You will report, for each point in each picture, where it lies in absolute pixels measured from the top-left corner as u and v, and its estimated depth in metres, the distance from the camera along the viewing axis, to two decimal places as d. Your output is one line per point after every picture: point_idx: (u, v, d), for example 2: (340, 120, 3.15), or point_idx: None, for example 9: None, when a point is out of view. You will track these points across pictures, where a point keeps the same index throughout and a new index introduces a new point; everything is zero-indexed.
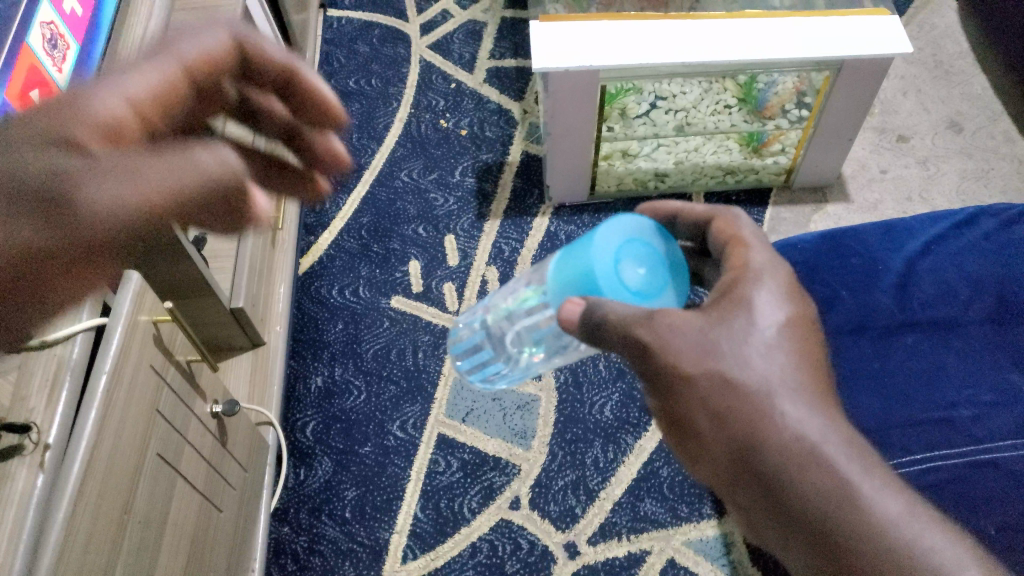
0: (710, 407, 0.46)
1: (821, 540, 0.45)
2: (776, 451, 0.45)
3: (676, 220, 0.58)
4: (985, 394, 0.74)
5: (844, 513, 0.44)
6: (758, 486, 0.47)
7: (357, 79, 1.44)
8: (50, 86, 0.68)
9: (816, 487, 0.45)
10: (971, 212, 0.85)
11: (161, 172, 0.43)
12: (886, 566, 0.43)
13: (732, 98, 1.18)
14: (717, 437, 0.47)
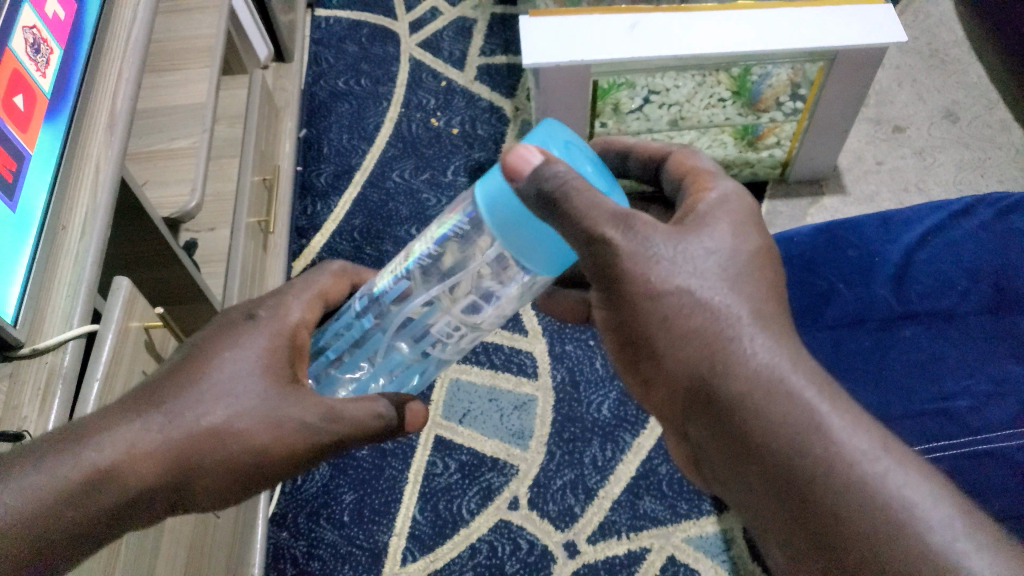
0: (668, 325, 0.45)
1: (778, 468, 0.41)
2: (739, 373, 0.43)
3: (629, 157, 0.57)
4: (983, 384, 0.73)
5: (809, 440, 0.41)
6: (717, 416, 0.44)
7: (346, 80, 1.43)
8: (36, 96, 0.66)
9: (780, 411, 0.42)
10: (968, 202, 0.84)
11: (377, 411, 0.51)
12: (853, 501, 0.39)
13: (726, 91, 1.15)
14: (678, 362, 0.45)
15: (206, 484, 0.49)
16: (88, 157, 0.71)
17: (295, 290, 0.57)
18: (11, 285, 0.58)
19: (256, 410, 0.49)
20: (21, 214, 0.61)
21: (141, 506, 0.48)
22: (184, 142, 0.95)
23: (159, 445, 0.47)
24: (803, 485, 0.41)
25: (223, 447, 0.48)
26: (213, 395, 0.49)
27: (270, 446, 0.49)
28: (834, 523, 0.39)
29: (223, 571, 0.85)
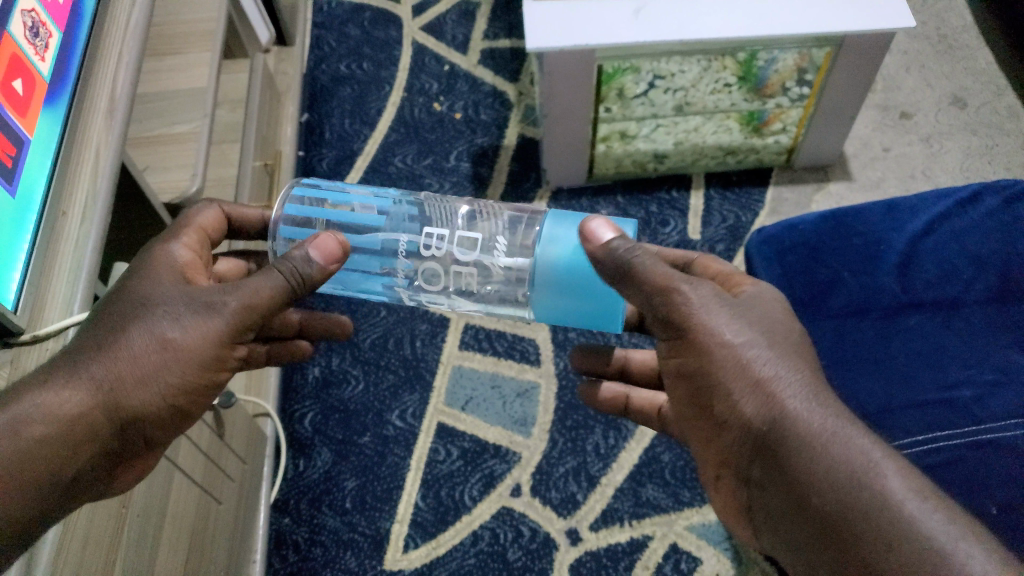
0: (744, 374, 0.50)
1: (836, 514, 0.43)
2: (806, 422, 0.47)
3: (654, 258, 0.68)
4: (986, 373, 0.72)
5: (858, 487, 0.44)
6: (776, 464, 0.47)
7: (348, 64, 1.42)
8: (35, 80, 0.66)
9: (842, 460, 0.45)
10: (974, 189, 0.83)
11: (266, 281, 0.55)
12: (898, 546, 0.41)
13: (732, 77, 1.13)
14: (750, 411, 0.49)
15: (138, 402, 0.52)
16: (88, 141, 0.70)
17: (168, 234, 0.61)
18: (12, 271, 0.58)
19: (160, 319, 0.53)
20: (20, 200, 0.61)
21: (80, 446, 0.50)
22: (185, 126, 0.94)
23: (71, 378, 0.50)
24: (859, 524, 0.43)
25: (148, 359, 0.52)
26: (113, 326, 0.53)
27: (183, 342, 0.53)
28: (890, 564, 0.41)
29: (224, 559, 0.85)
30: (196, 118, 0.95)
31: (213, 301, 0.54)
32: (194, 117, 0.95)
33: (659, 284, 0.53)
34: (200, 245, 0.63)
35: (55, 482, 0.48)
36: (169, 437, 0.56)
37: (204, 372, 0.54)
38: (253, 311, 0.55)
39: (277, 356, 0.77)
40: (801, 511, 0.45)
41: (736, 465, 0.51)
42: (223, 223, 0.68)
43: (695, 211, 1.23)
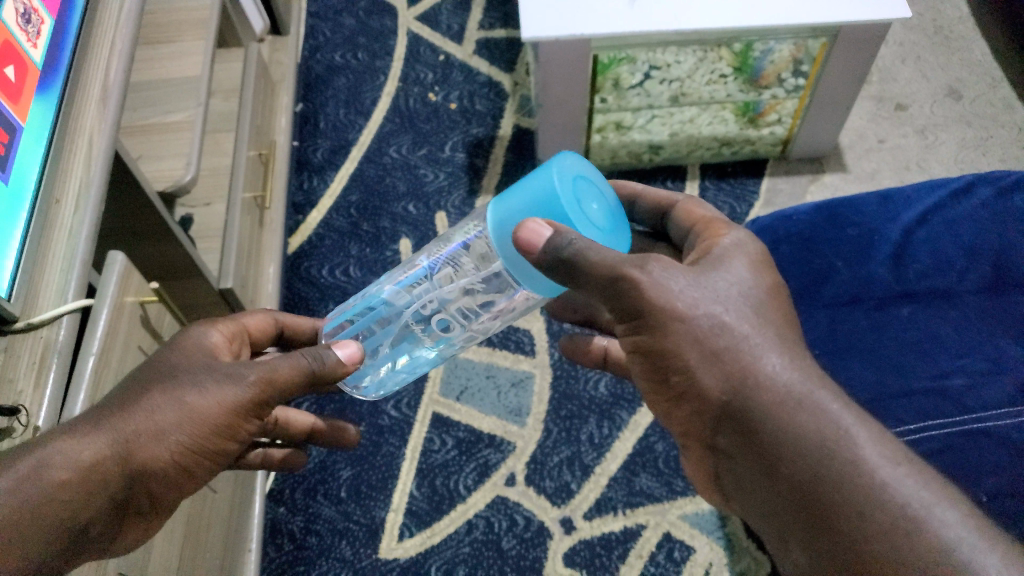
0: (704, 346, 0.48)
1: (809, 486, 0.44)
2: (772, 388, 0.47)
3: (637, 201, 0.65)
4: (978, 362, 0.73)
5: (828, 456, 0.44)
6: (745, 433, 0.48)
7: (343, 53, 1.41)
8: (27, 68, 0.65)
9: (810, 429, 0.46)
10: (967, 181, 0.84)
11: (287, 359, 0.54)
12: (873, 514, 0.42)
13: (727, 68, 1.13)
14: (713, 380, 0.48)
15: (151, 460, 0.51)
16: (82, 129, 0.70)
17: (210, 321, 0.61)
18: (6, 259, 0.58)
19: (184, 385, 0.52)
20: (13, 187, 0.60)
21: (90, 498, 0.49)
22: (179, 115, 0.94)
23: (94, 429, 0.50)
24: (831, 491, 0.44)
25: (165, 423, 0.51)
26: (138, 389, 0.52)
27: (202, 407, 0.52)
28: (864, 530, 0.42)
29: (219, 549, 0.85)
30: (190, 107, 0.94)
31: (235, 372, 0.54)
32: (187, 107, 0.95)
33: (603, 275, 0.48)
34: (235, 334, 0.63)
35: (61, 532, 0.48)
36: (174, 500, 0.55)
37: (217, 439, 0.53)
38: (270, 386, 0.54)
39: (271, 460, 0.78)
40: (774, 479, 0.46)
41: (702, 435, 0.51)
42: (270, 327, 0.69)
43: None
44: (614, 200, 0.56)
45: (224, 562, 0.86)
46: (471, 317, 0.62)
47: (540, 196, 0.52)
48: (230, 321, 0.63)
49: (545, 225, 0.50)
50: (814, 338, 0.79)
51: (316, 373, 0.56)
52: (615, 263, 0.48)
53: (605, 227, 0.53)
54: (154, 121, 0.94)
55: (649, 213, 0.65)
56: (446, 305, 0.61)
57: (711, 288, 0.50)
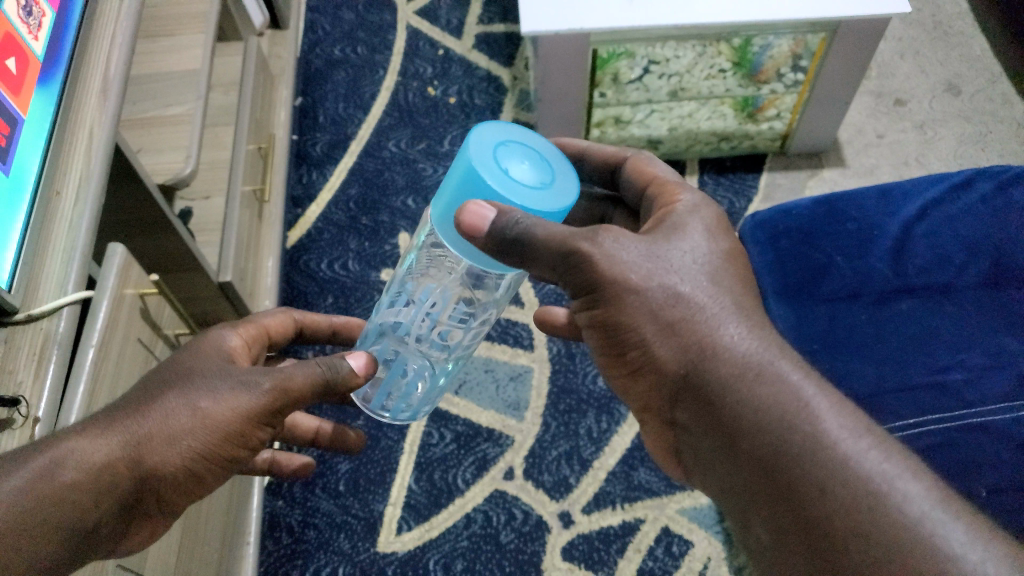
0: (659, 317, 0.49)
1: (772, 459, 0.44)
2: (731, 362, 0.47)
3: (584, 158, 0.64)
4: (977, 357, 0.74)
5: (788, 424, 0.45)
6: (703, 404, 0.48)
7: (342, 48, 1.41)
8: (29, 59, 0.65)
9: (768, 400, 0.46)
10: (967, 176, 0.85)
11: (303, 368, 0.54)
12: (837, 483, 0.42)
13: (727, 62, 1.14)
14: (669, 352, 0.49)
15: (162, 464, 0.50)
16: (82, 121, 0.70)
17: (225, 325, 0.62)
18: (6, 251, 0.58)
19: (199, 391, 0.52)
20: (14, 179, 0.61)
21: (100, 500, 0.48)
22: (178, 108, 0.94)
23: (107, 430, 0.49)
24: (793, 467, 0.44)
25: (180, 429, 0.50)
26: (154, 392, 0.52)
27: (215, 413, 0.51)
28: (825, 503, 0.42)
29: (218, 542, 0.85)
30: (189, 101, 0.94)
31: (250, 379, 0.53)
32: (186, 100, 0.95)
33: (555, 251, 0.48)
34: (255, 338, 0.64)
35: (71, 534, 0.47)
36: (183, 504, 0.55)
37: (229, 446, 0.53)
38: (284, 394, 0.53)
39: (280, 468, 0.78)
40: (733, 456, 0.46)
41: (662, 411, 0.52)
42: (290, 327, 0.71)
43: None
44: (552, 151, 0.50)
45: (223, 554, 0.86)
46: (470, 321, 0.62)
47: (462, 178, 0.47)
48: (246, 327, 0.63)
49: (484, 206, 0.46)
50: (784, 326, 0.79)
51: (329, 382, 0.56)
52: (563, 237, 0.48)
53: (547, 185, 0.49)
54: (152, 114, 0.94)
55: (597, 169, 0.63)
56: (439, 318, 0.61)
57: (678, 266, 0.50)
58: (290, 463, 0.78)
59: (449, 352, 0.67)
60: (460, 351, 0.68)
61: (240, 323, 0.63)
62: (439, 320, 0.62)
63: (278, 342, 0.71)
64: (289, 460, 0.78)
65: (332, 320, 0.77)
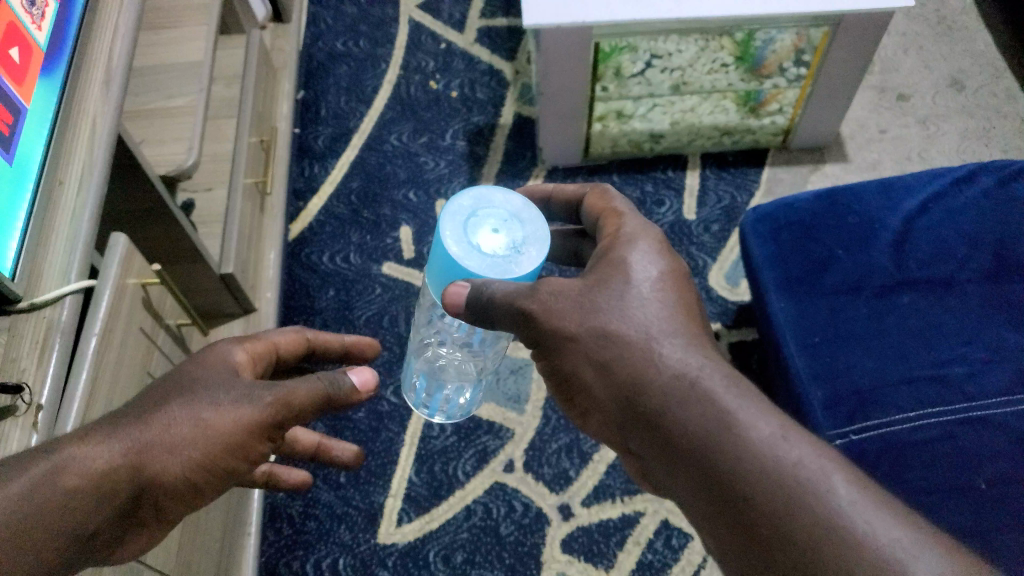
0: (594, 357, 0.49)
1: (719, 480, 0.43)
2: (658, 388, 0.46)
3: (551, 201, 0.63)
4: (978, 351, 0.74)
5: (719, 438, 0.44)
6: (648, 431, 0.47)
7: (344, 41, 1.41)
8: (32, 49, 0.65)
9: (695, 422, 0.45)
10: (970, 168, 0.85)
11: (305, 384, 0.56)
12: (778, 492, 0.41)
13: (729, 57, 1.13)
14: (609, 386, 0.49)
15: (162, 473, 0.50)
16: (85, 111, 0.70)
17: (235, 337, 0.62)
18: (10, 240, 0.58)
19: (201, 402, 0.52)
20: (18, 167, 0.61)
21: (98, 508, 0.48)
22: (181, 99, 0.94)
23: (109, 436, 0.49)
24: (723, 487, 0.43)
25: (182, 438, 0.50)
26: (159, 400, 0.52)
27: (218, 424, 0.52)
28: (750, 518, 0.42)
29: (218, 532, 0.85)
30: (192, 92, 0.95)
31: (251, 393, 0.54)
32: (189, 92, 0.95)
33: (511, 309, 0.49)
34: (260, 356, 0.63)
35: (69, 539, 0.47)
36: (180, 514, 0.54)
37: (229, 458, 0.52)
38: (284, 407, 0.55)
39: (276, 482, 0.81)
40: (675, 480, 0.46)
41: (618, 439, 0.51)
42: (301, 346, 0.69)
43: (691, 190, 1.22)
44: (524, 208, 0.53)
45: (223, 545, 0.86)
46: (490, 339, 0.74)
47: (442, 259, 0.52)
48: (260, 338, 0.63)
49: (460, 284, 0.51)
50: (782, 320, 0.82)
51: (330, 397, 0.58)
52: (513, 295, 0.49)
53: (519, 248, 0.52)
54: (154, 105, 0.94)
55: (565, 208, 0.62)
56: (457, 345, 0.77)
57: (613, 300, 0.49)
58: (291, 478, 0.82)
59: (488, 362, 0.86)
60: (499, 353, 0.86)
61: (253, 335, 0.63)
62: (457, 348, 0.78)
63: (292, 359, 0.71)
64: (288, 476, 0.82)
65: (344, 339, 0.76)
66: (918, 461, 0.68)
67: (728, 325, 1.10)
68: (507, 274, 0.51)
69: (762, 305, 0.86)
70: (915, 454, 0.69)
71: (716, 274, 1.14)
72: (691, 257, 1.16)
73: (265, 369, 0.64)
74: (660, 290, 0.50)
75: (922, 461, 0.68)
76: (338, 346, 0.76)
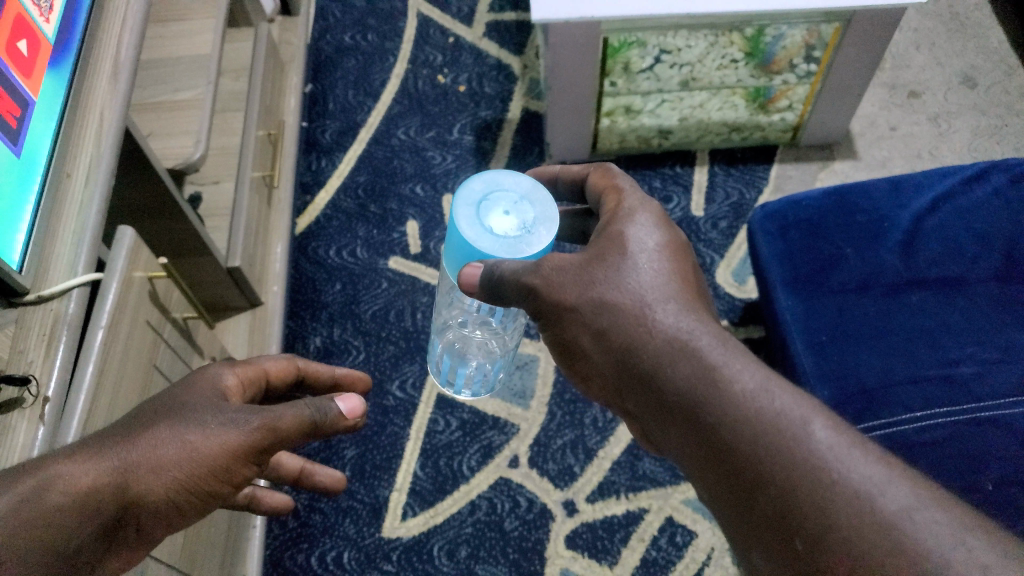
0: (590, 328, 0.49)
1: (710, 432, 0.43)
2: (650, 350, 0.47)
3: (558, 181, 0.62)
4: (988, 351, 0.73)
5: (708, 391, 0.44)
6: (642, 389, 0.47)
7: (353, 35, 1.41)
8: (40, 42, 0.65)
9: (684, 378, 0.45)
10: (981, 167, 0.85)
11: (292, 409, 0.56)
12: (762, 441, 0.41)
13: (739, 53, 1.12)
14: (605, 353, 0.49)
15: (146, 494, 0.49)
16: (93, 105, 0.70)
17: (226, 361, 0.62)
18: (17, 232, 0.59)
19: (189, 424, 0.52)
20: (26, 161, 0.61)
21: (82, 524, 0.47)
22: (189, 93, 0.94)
23: (95, 455, 0.48)
24: (712, 438, 0.43)
25: (169, 460, 0.50)
26: (147, 420, 0.52)
27: (204, 447, 0.51)
28: (734, 464, 0.42)
29: (223, 526, 0.85)
30: (199, 86, 0.95)
31: (239, 417, 0.53)
32: (197, 85, 0.95)
33: (517, 285, 0.49)
34: (251, 381, 0.63)
35: (53, 558, 0.46)
36: (161, 536, 0.54)
37: (214, 481, 0.52)
38: (272, 433, 0.54)
39: (259, 504, 0.80)
40: (670, 438, 0.46)
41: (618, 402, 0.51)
42: (291, 373, 0.70)
43: (699, 187, 1.22)
44: (535, 189, 0.53)
45: (228, 539, 0.86)
46: (510, 320, 0.76)
47: (458, 242, 0.53)
48: (253, 363, 0.64)
49: (474, 265, 0.51)
50: (790, 318, 0.82)
51: (316, 423, 0.58)
52: (519, 272, 0.49)
53: (530, 229, 0.52)
54: (162, 97, 0.94)
55: (573, 188, 0.61)
56: (477, 320, 0.78)
57: (610, 273, 0.49)
58: (274, 499, 0.81)
59: (511, 341, 0.87)
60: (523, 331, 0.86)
61: (247, 359, 0.64)
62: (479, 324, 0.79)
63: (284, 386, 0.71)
64: (271, 497, 0.81)
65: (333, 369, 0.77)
66: (925, 461, 0.68)
67: (734, 322, 1.09)
68: (520, 254, 0.51)
69: (771, 302, 0.86)
70: (921, 454, 0.68)
71: (724, 270, 1.14)
72: (698, 253, 1.15)
73: (256, 393, 0.65)
74: (658, 261, 0.50)
75: (929, 461, 0.68)
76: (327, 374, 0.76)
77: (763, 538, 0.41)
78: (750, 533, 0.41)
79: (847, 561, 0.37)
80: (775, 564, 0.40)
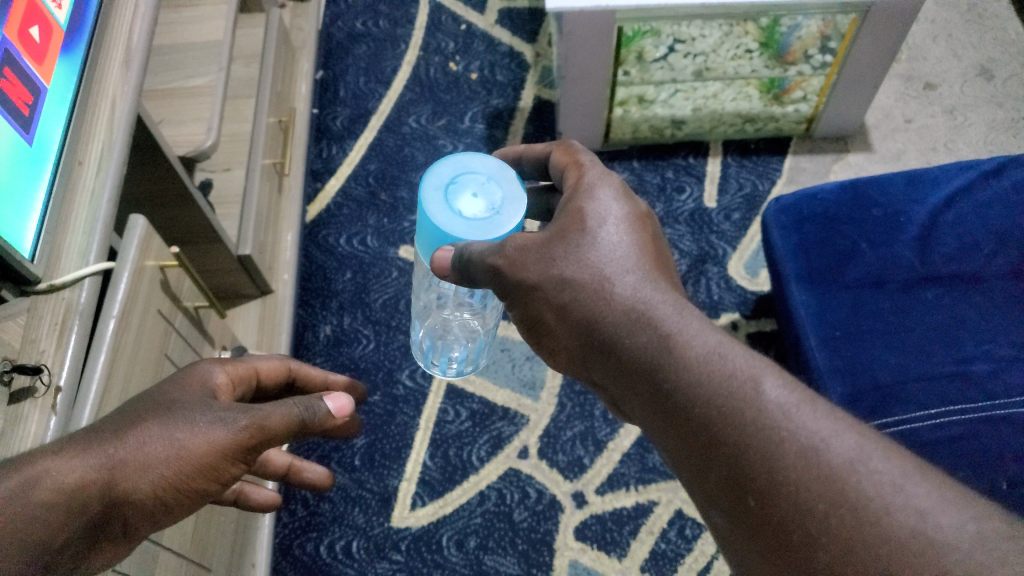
0: (553, 302, 0.48)
1: (670, 403, 0.42)
2: (610, 321, 0.46)
3: (523, 159, 0.61)
4: (1003, 348, 0.73)
5: (664, 359, 0.43)
6: (604, 360, 0.46)
7: (364, 21, 1.39)
8: (53, 27, 0.65)
9: (643, 348, 0.44)
10: (999, 162, 0.83)
11: (280, 409, 0.56)
12: (716, 400, 0.41)
13: (753, 43, 1.11)
14: (566, 328, 0.48)
15: (134, 491, 0.49)
16: (105, 91, 0.70)
17: (215, 358, 0.62)
18: (29, 221, 0.58)
19: (177, 422, 0.51)
20: (37, 148, 0.60)
21: (69, 522, 0.47)
22: (201, 80, 0.94)
23: (82, 452, 0.48)
24: (667, 405, 0.43)
25: (157, 459, 0.50)
26: (135, 416, 0.51)
27: (192, 445, 0.51)
28: (693, 429, 0.41)
29: (233, 516, 0.85)
30: (211, 72, 0.94)
31: (225, 416, 0.53)
32: (208, 71, 0.94)
33: (483, 266, 0.48)
34: (240, 378, 0.63)
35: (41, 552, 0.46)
36: (150, 532, 0.53)
37: (201, 479, 0.52)
38: (260, 431, 0.54)
39: (246, 500, 0.78)
40: (632, 406, 0.45)
41: (583, 374, 0.51)
42: (282, 374, 0.71)
43: (711, 178, 1.21)
44: (502, 168, 0.52)
45: (237, 530, 0.86)
46: (489, 299, 0.75)
47: (427, 228, 0.52)
48: (244, 361, 0.65)
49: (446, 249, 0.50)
50: (803, 312, 0.81)
51: (305, 422, 0.58)
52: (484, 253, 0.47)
53: (499, 210, 0.51)
54: (173, 83, 0.94)
55: (537, 167, 0.60)
56: (449, 295, 0.76)
57: (572, 249, 0.48)
58: (263, 496, 0.80)
59: (490, 318, 0.86)
60: (501, 308, 0.86)
61: (240, 359, 0.65)
62: (455, 302, 0.77)
63: (273, 385, 0.71)
64: (259, 492, 0.80)
65: (323, 368, 0.76)
66: (940, 458, 0.67)
67: (746, 315, 1.09)
68: (489, 235, 0.50)
69: (784, 297, 0.86)
70: (935, 451, 0.68)
71: (736, 263, 1.13)
72: (709, 245, 1.15)
73: (248, 385, 0.65)
74: (623, 232, 0.48)
75: (943, 460, 0.68)
76: (320, 377, 0.76)
77: (716, 496, 0.41)
78: (704, 496, 0.42)
79: (798, 518, 0.37)
80: (732, 523, 0.40)
